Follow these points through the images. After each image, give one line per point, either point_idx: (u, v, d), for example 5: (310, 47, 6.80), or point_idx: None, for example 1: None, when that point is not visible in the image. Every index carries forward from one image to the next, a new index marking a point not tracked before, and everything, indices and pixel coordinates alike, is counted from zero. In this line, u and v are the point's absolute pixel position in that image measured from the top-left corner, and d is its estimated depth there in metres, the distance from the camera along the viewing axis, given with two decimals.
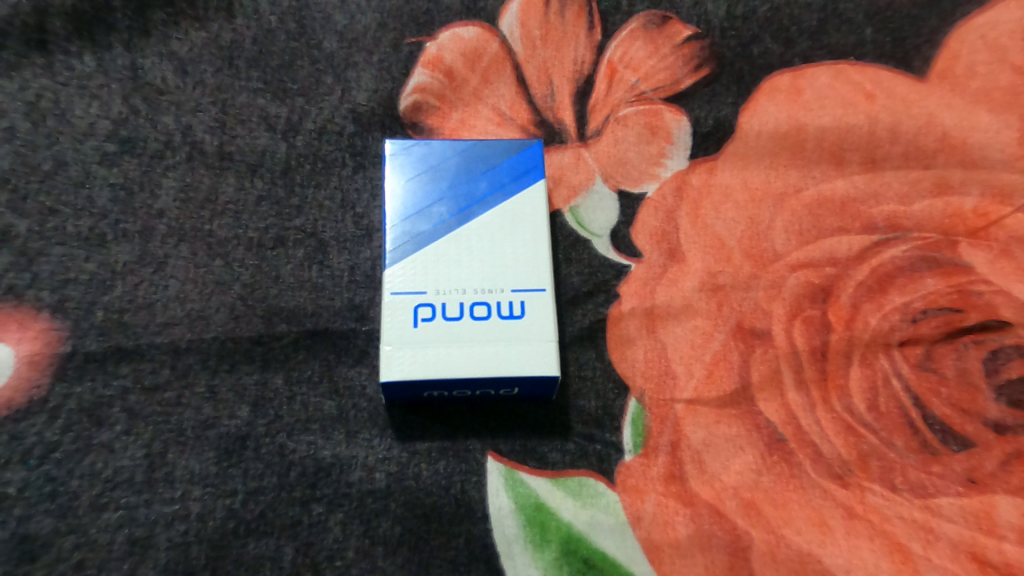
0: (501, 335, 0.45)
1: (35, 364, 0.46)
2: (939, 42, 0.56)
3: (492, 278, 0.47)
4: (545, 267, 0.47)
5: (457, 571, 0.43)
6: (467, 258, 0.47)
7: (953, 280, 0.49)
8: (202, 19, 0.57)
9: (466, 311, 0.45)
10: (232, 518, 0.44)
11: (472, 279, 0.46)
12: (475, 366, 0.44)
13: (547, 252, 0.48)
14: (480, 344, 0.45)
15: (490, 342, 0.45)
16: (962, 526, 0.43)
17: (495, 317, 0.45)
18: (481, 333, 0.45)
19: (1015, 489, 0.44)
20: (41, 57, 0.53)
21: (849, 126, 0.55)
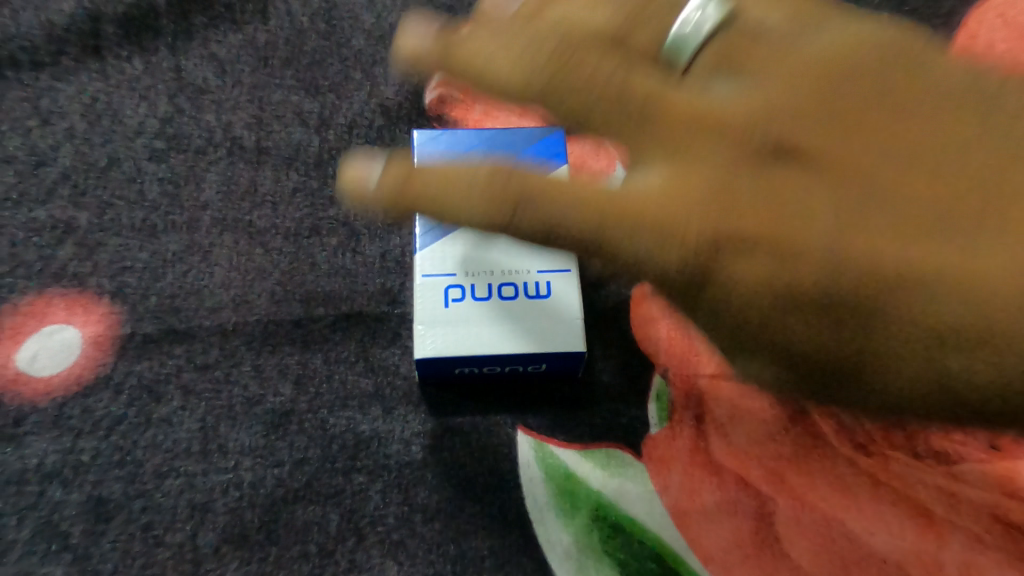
0: (529, 314, 0.47)
1: (99, 344, 0.49)
2: (956, 24, 0.57)
3: (519, 260, 0.49)
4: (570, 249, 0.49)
5: (493, 536, 0.46)
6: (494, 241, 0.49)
7: None
8: (239, 22, 0.60)
9: (494, 291, 0.48)
10: (281, 485, 0.47)
11: (499, 261, 0.49)
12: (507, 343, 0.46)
13: None
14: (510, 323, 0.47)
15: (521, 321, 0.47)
16: (984, 492, 0.44)
17: (522, 297, 0.47)
18: (509, 312, 0.47)
19: None
20: (95, 62, 0.57)
21: (876, 91, 0.50)
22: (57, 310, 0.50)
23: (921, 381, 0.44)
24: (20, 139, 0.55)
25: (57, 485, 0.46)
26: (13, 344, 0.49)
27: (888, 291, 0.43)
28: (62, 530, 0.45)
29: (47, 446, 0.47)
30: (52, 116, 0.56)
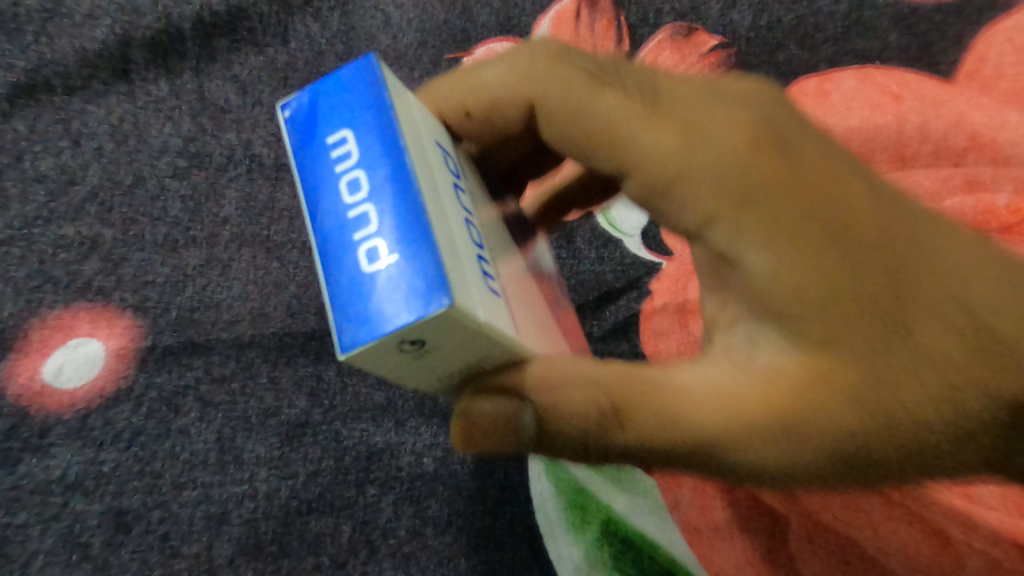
0: None
1: (122, 356, 0.51)
2: (965, 46, 0.57)
3: None
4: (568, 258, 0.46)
5: (504, 549, 0.46)
6: None
7: None
8: (260, 44, 0.62)
9: None
10: (295, 497, 0.47)
11: None
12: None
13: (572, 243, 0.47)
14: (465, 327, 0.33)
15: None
16: (1003, 513, 0.44)
17: None
18: None
19: None
20: (124, 84, 0.59)
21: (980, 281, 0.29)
22: (83, 322, 0.52)
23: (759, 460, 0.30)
24: (52, 159, 0.57)
25: (78, 495, 0.47)
26: (41, 356, 0.51)
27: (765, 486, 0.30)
28: (83, 540, 0.46)
29: (71, 456, 0.48)
30: (82, 136, 0.58)
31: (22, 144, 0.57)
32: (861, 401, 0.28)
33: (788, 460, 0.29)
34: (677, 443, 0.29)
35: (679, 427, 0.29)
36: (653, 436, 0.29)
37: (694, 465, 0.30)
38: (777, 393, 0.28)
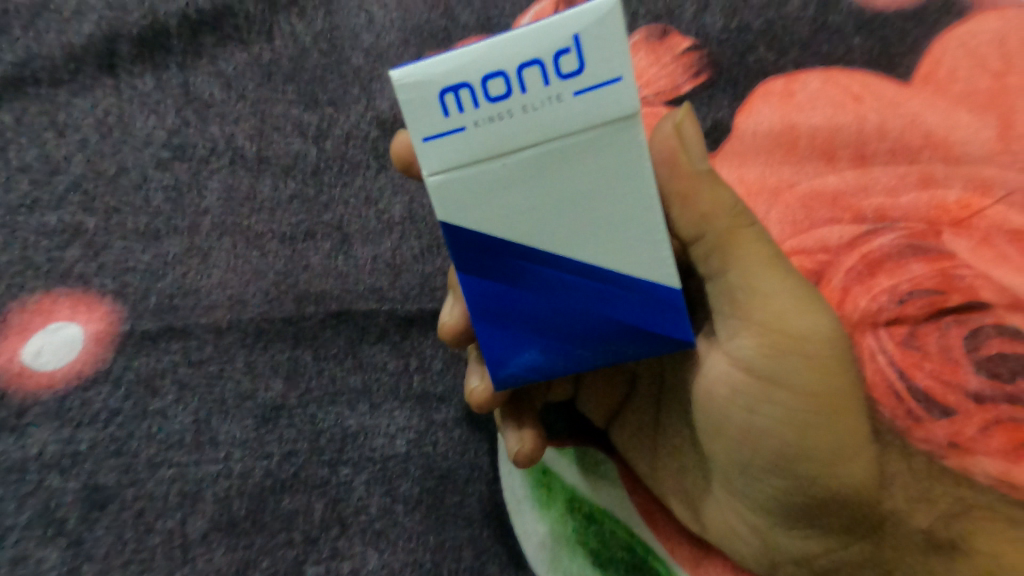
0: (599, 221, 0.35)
1: (100, 339, 0.52)
2: (923, 49, 0.59)
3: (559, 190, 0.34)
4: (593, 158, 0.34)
5: (472, 526, 0.48)
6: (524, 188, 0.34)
7: (938, 265, 0.52)
8: (245, 40, 0.63)
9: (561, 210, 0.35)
10: (270, 476, 0.49)
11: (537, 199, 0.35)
12: (607, 248, 0.35)
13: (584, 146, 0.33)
14: (596, 169, 0.34)
15: (598, 185, 0.34)
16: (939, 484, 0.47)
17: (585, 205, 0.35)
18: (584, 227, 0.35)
19: (993, 451, 0.48)
20: (110, 77, 0.61)
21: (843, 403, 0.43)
22: (62, 307, 0.53)
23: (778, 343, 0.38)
24: (36, 149, 0.58)
25: (55, 473, 0.49)
26: (20, 339, 0.52)
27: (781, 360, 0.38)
28: (58, 516, 0.48)
29: (49, 435, 0.50)
30: (67, 127, 0.59)
31: (8, 134, 0.58)
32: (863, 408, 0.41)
33: (830, 384, 0.39)
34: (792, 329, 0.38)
35: (814, 329, 0.38)
36: (797, 300, 0.38)
37: (793, 348, 0.38)
38: (850, 391, 0.40)
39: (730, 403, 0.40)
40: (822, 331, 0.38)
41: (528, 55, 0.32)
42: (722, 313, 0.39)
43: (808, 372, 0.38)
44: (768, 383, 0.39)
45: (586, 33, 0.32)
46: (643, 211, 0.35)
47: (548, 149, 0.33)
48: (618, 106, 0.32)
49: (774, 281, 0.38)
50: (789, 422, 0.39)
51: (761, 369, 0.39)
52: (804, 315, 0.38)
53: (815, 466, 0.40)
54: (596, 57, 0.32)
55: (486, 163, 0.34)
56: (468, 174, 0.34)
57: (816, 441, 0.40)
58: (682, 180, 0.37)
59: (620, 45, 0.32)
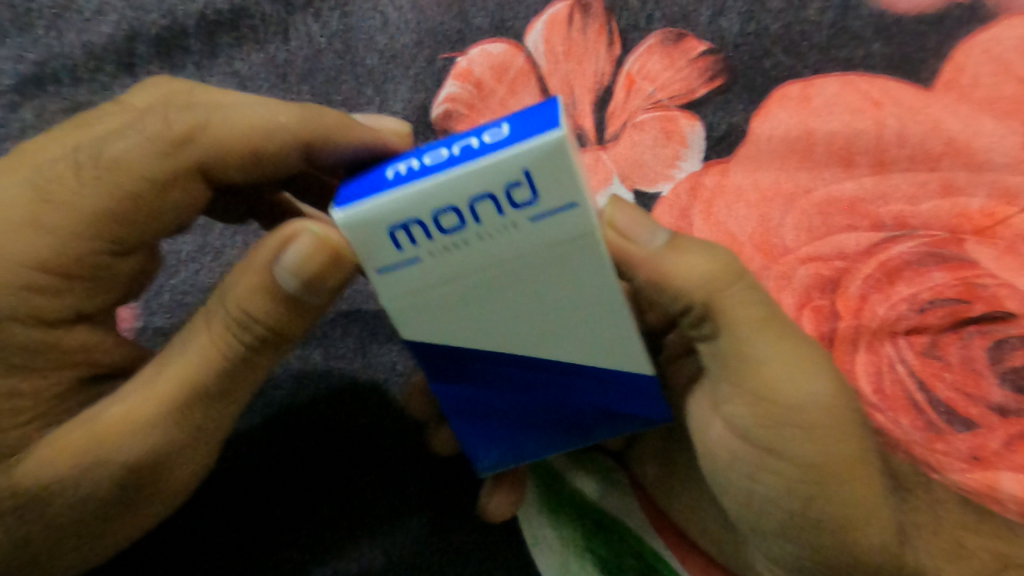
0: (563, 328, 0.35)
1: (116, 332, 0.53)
2: (945, 55, 0.58)
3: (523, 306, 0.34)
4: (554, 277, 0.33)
5: (479, 530, 0.48)
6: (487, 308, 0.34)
7: (960, 274, 0.51)
8: (261, 41, 0.64)
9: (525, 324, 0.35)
10: (279, 476, 0.49)
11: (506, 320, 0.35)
12: (575, 350, 0.36)
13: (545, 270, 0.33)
14: (560, 284, 0.34)
15: (565, 298, 0.34)
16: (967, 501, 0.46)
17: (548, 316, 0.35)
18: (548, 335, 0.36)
19: (1019, 466, 0.47)
20: (128, 76, 0.61)
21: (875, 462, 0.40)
22: None
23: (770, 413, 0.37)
24: None
25: None
26: None
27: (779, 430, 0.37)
28: None
29: None
30: None
31: (29, 131, 0.59)
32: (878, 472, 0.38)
33: (834, 452, 0.37)
34: (786, 397, 0.37)
35: (811, 396, 0.37)
36: (786, 363, 0.37)
37: (788, 418, 0.37)
38: (862, 457, 0.37)
39: (730, 468, 0.39)
40: (819, 398, 0.37)
41: (478, 189, 0.30)
42: (715, 376, 0.40)
43: (809, 443, 0.37)
44: (768, 454, 0.38)
45: (534, 165, 0.30)
46: (612, 316, 0.35)
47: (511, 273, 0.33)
48: (578, 229, 0.32)
49: (762, 347, 0.38)
50: (796, 490, 0.37)
51: (757, 438, 0.38)
52: (791, 378, 0.37)
53: (838, 538, 0.37)
54: (549, 185, 0.30)
55: (449, 290, 0.33)
56: (431, 299, 0.34)
57: (833, 511, 0.37)
58: (643, 265, 0.39)
59: (572, 172, 0.30)
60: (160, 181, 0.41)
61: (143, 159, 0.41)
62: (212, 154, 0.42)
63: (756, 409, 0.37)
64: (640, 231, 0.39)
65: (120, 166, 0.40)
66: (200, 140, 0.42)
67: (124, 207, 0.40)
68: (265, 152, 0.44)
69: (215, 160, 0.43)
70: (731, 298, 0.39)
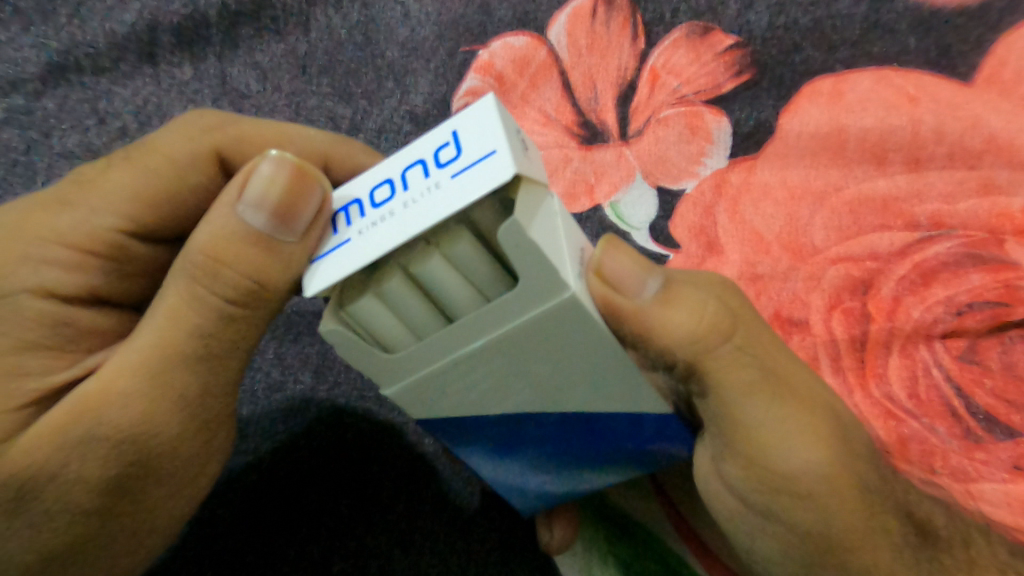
0: (561, 390, 0.35)
1: None
2: (986, 49, 0.56)
3: (519, 377, 0.34)
4: (542, 351, 0.33)
5: (499, 529, 0.48)
6: (483, 387, 0.34)
7: (1000, 276, 0.49)
8: (281, 32, 0.63)
9: (522, 393, 0.35)
10: (304, 473, 0.49)
11: (505, 392, 0.35)
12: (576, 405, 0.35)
13: (531, 347, 0.32)
14: (549, 355, 0.33)
15: (546, 349, 0.33)
16: (1007, 511, 0.44)
17: (544, 384, 0.34)
18: (548, 399, 0.35)
19: None
20: (150, 67, 0.61)
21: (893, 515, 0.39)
22: None
23: (763, 479, 0.38)
24: (78, 136, 0.59)
25: None
26: None
27: (773, 495, 0.38)
28: None
29: None
30: (108, 116, 0.60)
31: (51, 120, 0.59)
32: (891, 531, 0.37)
33: (832, 518, 0.37)
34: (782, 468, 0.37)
35: (806, 468, 0.37)
36: (779, 432, 0.37)
37: (782, 486, 0.37)
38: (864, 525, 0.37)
39: (732, 520, 0.41)
40: (818, 471, 0.37)
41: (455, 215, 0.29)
42: (711, 434, 0.40)
43: (804, 512, 0.37)
44: (762, 513, 0.39)
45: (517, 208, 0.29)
46: (604, 372, 0.34)
47: (484, 322, 0.32)
48: (551, 297, 0.31)
49: (756, 413, 0.37)
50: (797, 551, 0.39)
51: (752, 500, 0.39)
52: (787, 449, 0.37)
53: None
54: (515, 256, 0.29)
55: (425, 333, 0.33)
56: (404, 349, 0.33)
57: (838, 572, 0.38)
58: (632, 319, 0.36)
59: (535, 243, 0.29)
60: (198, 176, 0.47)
61: (172, 155, 0.47)
62: (236, 144, 0.48)
63: (749, 475, 0.38)
64: (632, 282, 0.36)
65: (150, 152, 0.47)
66: (226, 134, 0.48)
67: (159, 195, 0.46)
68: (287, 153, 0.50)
69: (237, 152, 0.48)
70: (720, 359, 0.37)
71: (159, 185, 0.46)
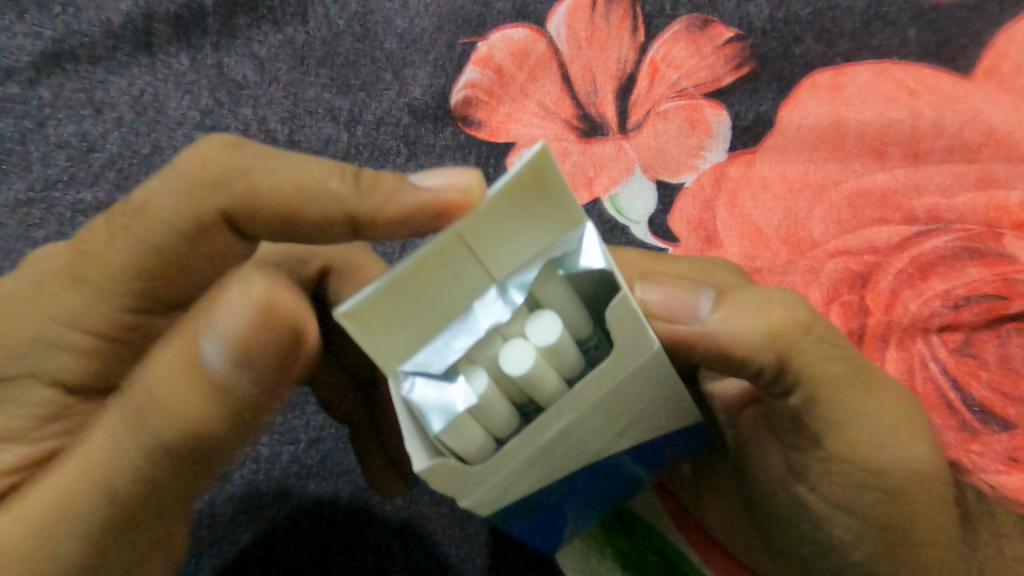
0: (622, 434, 0.33)
1: None
2: (986, 42, 0.56)
3: (588, 435, 0.32)
4: (619, 404, 0.31)
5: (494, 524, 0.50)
6: (552, 455, 0.32)
7: (998, 269, 0.50)
8: (279, 23, 0.63)
9: (587, 448, 0.33)
10: (316, 471, 0.52)
11: (570, 453, 0.32)
12: (632, 441, 0.34)
13: (612, 400, 0.31)
14: (625, 406, 0.31)
15: (620, 405, 0.31)
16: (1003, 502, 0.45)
17: (610, 434, 0.33)
18: (607, 445, 0.33)
19: None
20: (146, 57, 0.61)
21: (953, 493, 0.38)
22: None
23: (851, 474, 0.36)
24: (74, 126, 0.58)
25: None
26: None
27: (862, 485, 0.36)
28: None
29: None
30: (103, 106, 0.59)
31: (46, 110, 0.59)
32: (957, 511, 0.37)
33: (925, 510, 0.36)
34: (868, 458, 0.36)
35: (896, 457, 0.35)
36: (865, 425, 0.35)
37: (873, 482, 0.36)
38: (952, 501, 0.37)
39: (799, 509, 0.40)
40: (904, 461, 0.36)
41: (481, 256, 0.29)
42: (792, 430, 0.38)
43: (890, 506, 0.36)
44: (850, 514, 0.37)
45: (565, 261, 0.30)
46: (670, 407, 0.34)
47: (569, 397, 0.29)
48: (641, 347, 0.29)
49: (840, 407, 0.35)
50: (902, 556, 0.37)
51: (832, 495, 0.37)
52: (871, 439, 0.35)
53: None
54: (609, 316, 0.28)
55: (496, 413, 0.31)
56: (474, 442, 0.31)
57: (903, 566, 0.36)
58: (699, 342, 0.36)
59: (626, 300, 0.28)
60: (184, 230, 0.37)
61: (168, 217, 0.37)
62: (243, 203, 0.37)
63: (836, 472, 0.36)
64: (682, 309, 0.37)
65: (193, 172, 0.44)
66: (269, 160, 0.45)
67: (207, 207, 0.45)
68: (301, 218, 0.37)
69: (245, 211, 0.37)
70: (805, 355, 0.35)
71: (155, 262, 0.38)
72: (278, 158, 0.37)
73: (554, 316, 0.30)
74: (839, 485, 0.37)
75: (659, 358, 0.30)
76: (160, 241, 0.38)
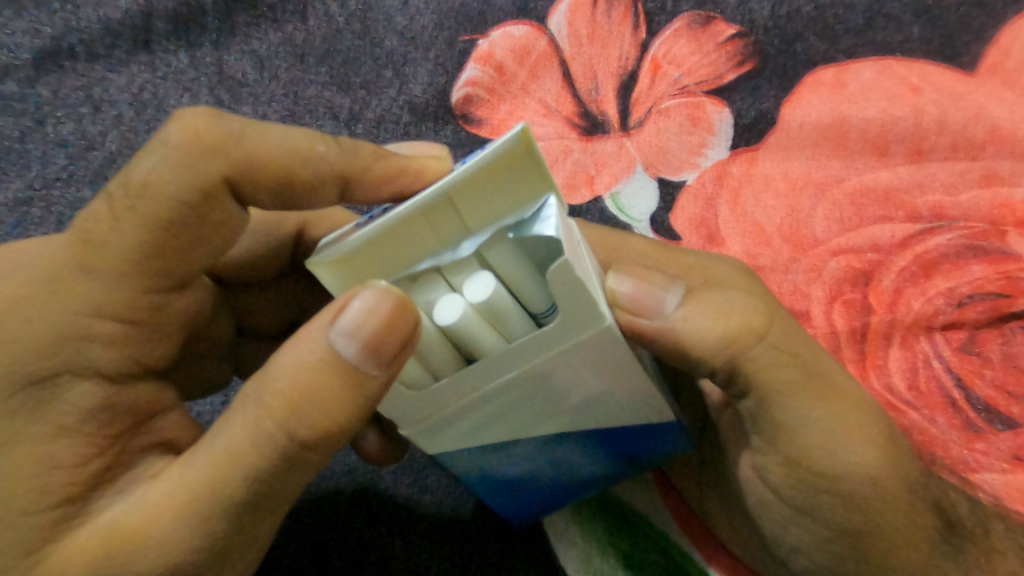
0: (573, 410, 0.35)
1: None
2: (990, 38, 0.56)
3: (537, 403, 0.34)
4: (569, 376, 0.32)
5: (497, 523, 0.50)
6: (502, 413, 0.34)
7: (1001, 267, 0.49)
8: (279, 20, 0.62)
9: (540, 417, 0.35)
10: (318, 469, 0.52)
11: (519, 416, 0.34)
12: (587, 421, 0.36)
13: (559, 371, 0.32)
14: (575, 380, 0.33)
15: (568, 378, 0.33)
16: (1006, 501, 0.45)
17: (562, 407, 0.34)
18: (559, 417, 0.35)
19: None
20: (145, 54, 0.60)
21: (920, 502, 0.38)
22: None
23: (803, 470, 0.37)
24: (73, 124, 0.58)
25: None
26: None
27: (811, 485, 0.37)
28: None
29: None
30: (103, 104, 0.59)
31: (45, 108, 0.58)
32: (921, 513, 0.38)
33: (873, 511, 0.37)
34: (819, 455, 0.37)
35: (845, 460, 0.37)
36: (819, 423, 0.37)
37: (826, 486, 0.37)
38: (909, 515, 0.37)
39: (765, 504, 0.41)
40: (856, 465, 0.37)
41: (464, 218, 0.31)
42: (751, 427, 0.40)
43: (841, 508, 0.37)
44: (797, 508, 0.39)
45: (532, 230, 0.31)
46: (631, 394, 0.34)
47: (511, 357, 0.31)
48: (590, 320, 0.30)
49: (798, 410, 0.37)
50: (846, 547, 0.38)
51: (789, 496, 0.39)
52: (818, 441, 0.37)
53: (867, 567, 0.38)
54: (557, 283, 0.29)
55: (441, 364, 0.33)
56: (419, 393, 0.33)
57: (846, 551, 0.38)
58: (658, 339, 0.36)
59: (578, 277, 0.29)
60: (194, 203, 0.38)
61: (174, 194, 0.37)
62: (246, 171, 0.38)
63: (787, 469, 0.38)
64: (650, 303, 0.35)
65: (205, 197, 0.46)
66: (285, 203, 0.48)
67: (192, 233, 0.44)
68: (298, 177, 0.40)
69: (247, 177, 0.39)
70: (756, 359, 0.36)
71: (162, 241, 0.38)
72: (259, 126, 0.39)
73: (493, 278, 0.31)
74: (795, 485, 0.38)
75: (609, 335, 0.31)
76: (169, 216, 0.37)
